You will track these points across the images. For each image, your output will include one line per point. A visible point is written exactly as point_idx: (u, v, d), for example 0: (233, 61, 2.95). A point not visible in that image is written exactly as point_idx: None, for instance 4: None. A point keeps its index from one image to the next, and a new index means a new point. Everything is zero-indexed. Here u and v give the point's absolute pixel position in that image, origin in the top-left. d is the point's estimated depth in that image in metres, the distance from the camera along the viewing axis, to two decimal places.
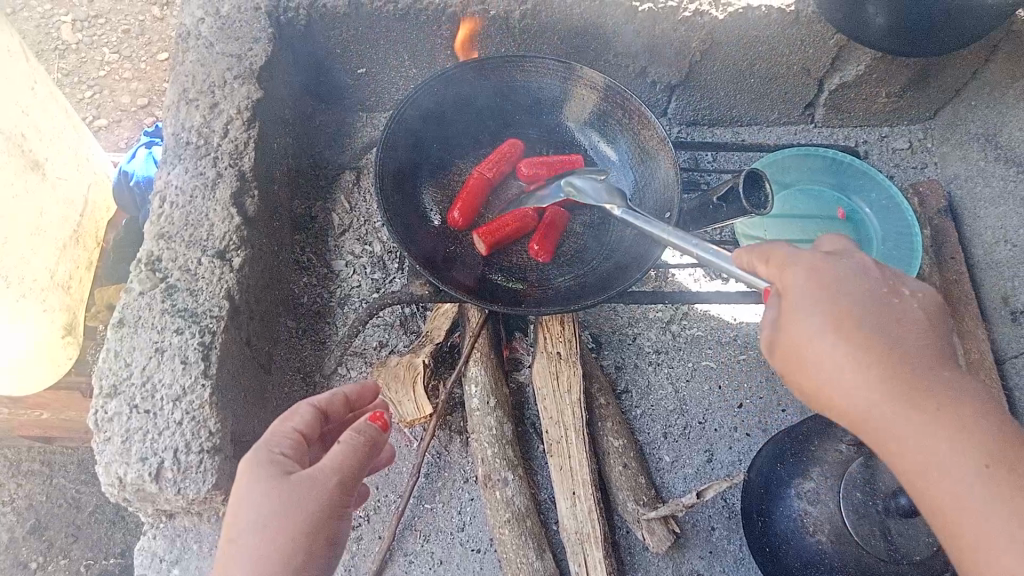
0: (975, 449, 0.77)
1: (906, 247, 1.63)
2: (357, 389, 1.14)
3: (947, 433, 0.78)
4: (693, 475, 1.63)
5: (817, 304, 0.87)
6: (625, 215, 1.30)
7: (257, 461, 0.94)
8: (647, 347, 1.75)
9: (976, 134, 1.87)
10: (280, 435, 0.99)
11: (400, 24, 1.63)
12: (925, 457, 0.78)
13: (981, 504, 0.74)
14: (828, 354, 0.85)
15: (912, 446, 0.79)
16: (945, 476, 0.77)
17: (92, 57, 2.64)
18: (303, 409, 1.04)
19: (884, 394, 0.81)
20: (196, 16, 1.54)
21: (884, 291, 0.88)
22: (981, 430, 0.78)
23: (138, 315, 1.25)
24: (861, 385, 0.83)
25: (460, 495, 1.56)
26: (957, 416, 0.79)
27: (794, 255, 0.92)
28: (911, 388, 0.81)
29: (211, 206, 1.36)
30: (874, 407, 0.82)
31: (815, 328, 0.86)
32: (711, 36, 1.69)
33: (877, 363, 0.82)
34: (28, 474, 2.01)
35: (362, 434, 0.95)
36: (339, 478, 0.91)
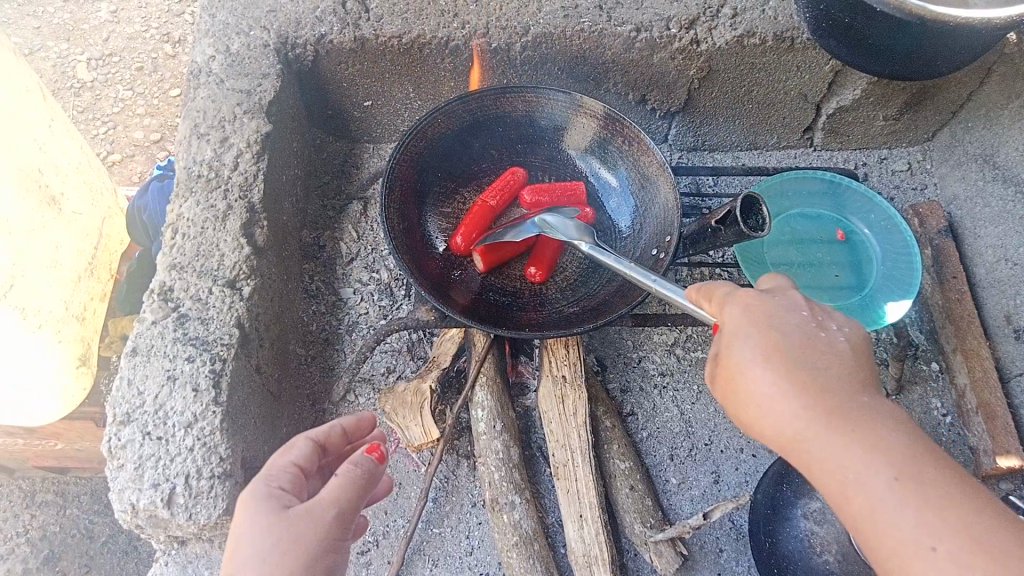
0: (891, 460, 0.79)
1: (906, 267, 1.65)
2: (355, 420, 1.16)
3: (863, 445, 0.81)
4: (699, 496, 1.64)
5: (751, 335, 0.93)
6: (591, 251, 1.34)
7: (256, 494, 0.96)
8: (652, 369, 1.76)
9: (974, 154, 1.89)
10: (277, 469, 1.01)
11: (404, 58, 1.67)
12: (843, 470, 0.81)
13: (897, 516, 0.76)
14: (758, 383, 0.90)
15: (833, 461, 0.82)
16: (863, 487, 0.79)
17: (107, 94, 2.71)
18: (301, 443, 1.06)
19: (809, 413, 0.85)
20: (207, 53, 1.59)
21: (813, 325, 0.94)
22: (896, 443, 0.81)
23: (151, 344, 1.28)
24: (787, 408, 0.87)
25: (468, 520, 1.57)
26: (874, 432, 0.82)
27: (731, 294, 1.00)
28: (832, 408, 0.85)
29: (222, 237, 1.39)
30: (800, 428, 0.86)
31: (747, 358, 0.92)
32: (708, 63, 1.73)
33: (802, 384, 0.87)
34: (42, 504, 2.04)
35: (361, 465, 0.97)
36: (338, 510, 0.93)
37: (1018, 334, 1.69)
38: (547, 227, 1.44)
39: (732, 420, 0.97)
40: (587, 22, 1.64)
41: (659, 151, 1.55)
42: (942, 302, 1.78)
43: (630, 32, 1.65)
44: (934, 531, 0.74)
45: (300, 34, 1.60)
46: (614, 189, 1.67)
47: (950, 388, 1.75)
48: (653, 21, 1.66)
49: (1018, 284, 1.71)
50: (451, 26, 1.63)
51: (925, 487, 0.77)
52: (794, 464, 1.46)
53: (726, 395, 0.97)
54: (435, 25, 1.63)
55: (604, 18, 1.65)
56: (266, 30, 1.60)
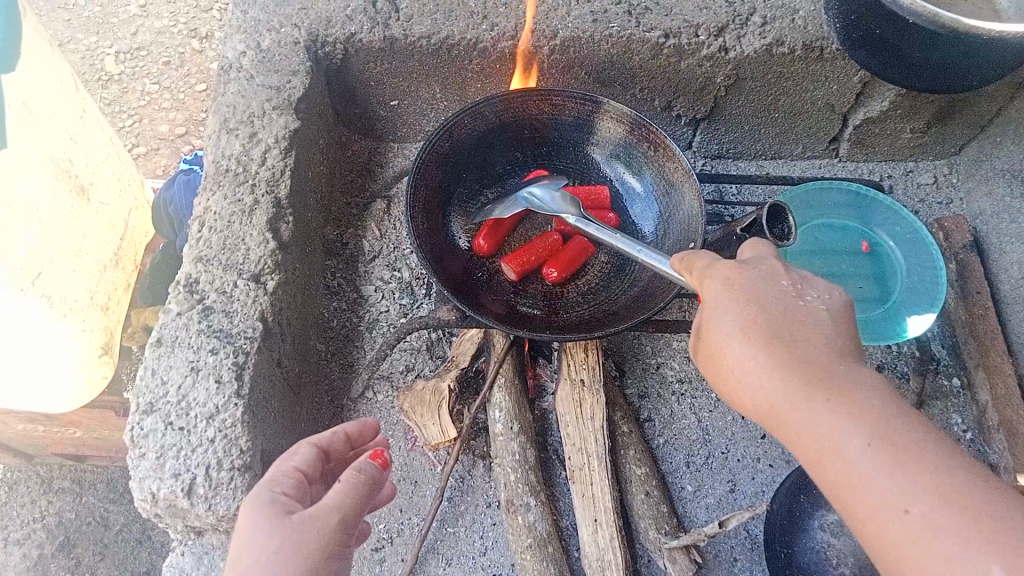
0: (866, 423, 0.82)
1: (930, 282, 1.63)
2: (358, 427, 1.18)
3: (838, 410, 0.84)
4: (715, 505, 1.63)
5: (730, 310, 0.98)
6: (579, 223, 1.45)
7: (259, 500, 0.96)
8: (670, 376, 1.76)
9: (1002, 170, 1.88)
10: (282, 474, 1.02)
11: (432, 59, 1.68)
12: (819, 438, 0.84)
13: (869, 474, 0.79)
14: (739, 358, 0.95)
15: (810, 429, 0.85)
16: (839, 451, 0.82)
17: (133, 88, 2.74)
18: (303, 449, 1.07)
19: (785, 383, 0.89)
20: (238, 49, 1.60)
21: (790, 297, 0.99)
22: (870, 404, 0.84)
23: (176, 335, 1.30)
24: (766, 380, 0.91)
25: (482, 521, 1.57)
26: (848, 397, 0.85)
27: (710, 267, 1.07)
28: (808, 376, 0.88)
29: (248, 231, 1.40)
30: (778, 399, 0.90)
31: (729, 334, 0.97)
32: (736, 71, 1.72)
33: (780, 358, 0.91)
34: (59, 491, 2.06)
35: (364, 471, 0.98)
36: (340, 517, 0.93)
37: None
38: (534, 199, 1.54)
39: (721, 395, 1.01)
40: (616, 27, 1.64)
41: (684, 158, 1.55)
42: (965, 316, 1.77)
43: (658, 38, 1.65)
44: (905, 491, 0.76)
45: (330, 32, 1.61)
46: (638, 194, 1.67)
47: (972, 404, 1.73)
48: (682, 27, 1.65)
49: None
50: (480, 27, 1.64)
51: (897, 448, 0.79)
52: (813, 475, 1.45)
53: (713, 372, 1.02)
54: (464, 26, 1.63)
55: (633, 23, 1.65)
56: (297, 27, 1.62)
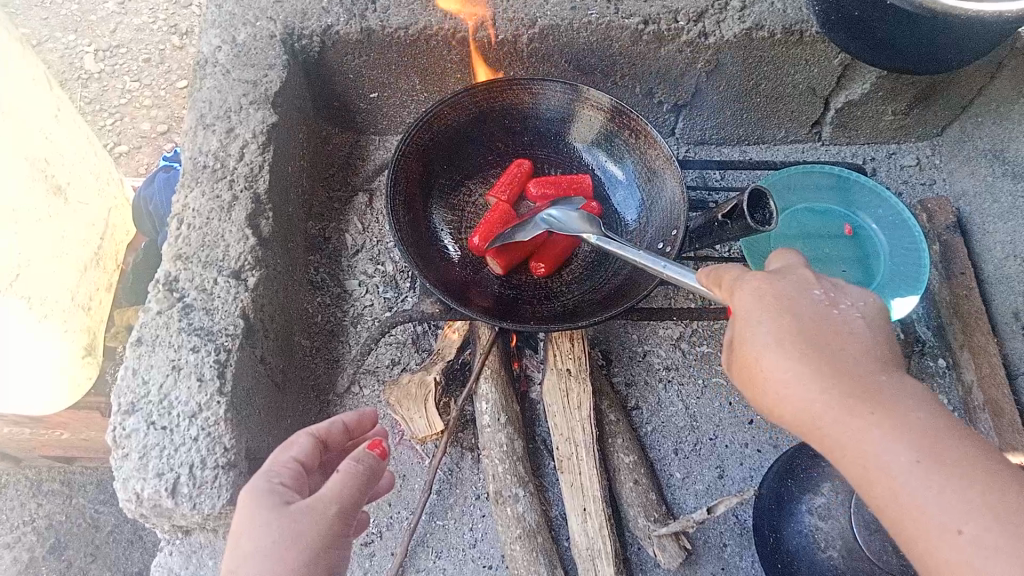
0: (915, 441, 0.81)
1: (914, 263, 1.63)
2: (357, 417, 1.16)
3: (885, 427, 0.83)
4: (703, 491, 1.63)
5: (765, 319, 0.96)
6: (598, 240, 1.36)
7: (258, 490, 0.96)
8: (657, 364, 1.76)
9: (984, 150, 1.88)
10: (280, 464, 1.01)
11: (411, 50, 1.67)
12: (865, 454, 0.83)
13: (920, 494, 0.78)
14: (775, 368, 0.93)
15: (856, 445, 0.84)
16: (886, 469, 0.81)
17: (114, 85, 2.72)
18: (301, 439, 1.06)
19: (826, 395, 0.88)
20: (214, 44, 1.58)
21: (825, 304, 0.97)
22: (917, 421, 0.83)
23: (156, 334, 1.28)
24: (807, 392, 0.89)
25: (472, 513, 1.57)
26: (894, 412, 0.84)
27: (741, 278, 1.02)
28: (851, 389, 0.87)
29: (227, 228, 1.39)
30: (818, 410, 0.88)
31: (765, 344, 0.94)
32: (717, 56, 1.72)
33: (820, 368, 0.90)
34: (49, 493, 2.05)
35: (363, 461, 0.98)
36: (339, 506, 0.92)
37: None
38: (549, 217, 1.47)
39: (750, 401, 0.99)
40: (594, 14, 1.63)
41: (665, 144, 1.54)
42: (949, 297, 1.77)
43: (638, 25, 1.64)
44: (956, 512, 0.76)
45: (307, 25, 1.60)
46: (620, 182, 1.66)
47: (957, 384, 1.73)
48: (661, 13, 1.65)
49: None
50: (458, 17, 1.62)
51: (948, 468, 0.79)
52: (800, 458, 1.45)
53: (742, 377, 0.99)
54: (441, 16, 1.62)
55: (612, 10, 1.64)
56: (273, 20, 1.60)
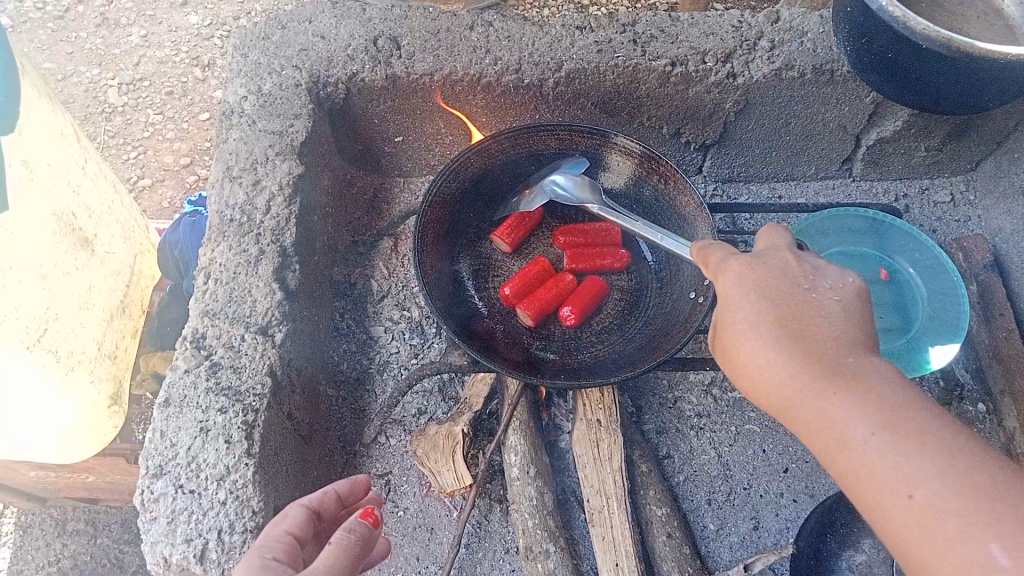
0: (878, 416, 0.85)
1: (953, 309, 1.60)
2: (348, 485, 1.16)
3: (852, 402, 0.87)
4: (739, 543, 1.59)
5: (746, 303, 1.00)
6: (604, 212, 1.52)
7: (250, 566, 0.93)
8: (688, 411, 1.72)
9: (1021, 187, 1.83)
10: (272, 540, 0.99)
11: (436, 95, 1.66)
12: (830, 426, 0.87)
13: (880, 463, 0.82)
14: (754, 350, 0.97)
15: (822, 418, 0.88)
16: (850, 440, 0.85)
17: (137, 119, 2.73)
18: (293, 512, 1.05)
19: (797, 375, 0.92)
20: (239, 94, 1.58)
21: (803, 285, 1.00)
22: (883, 397, 0.86)
23: (184, 395, 1.27)
24: (780, 371, 0.93)
25: (501, 567, 1.54)
26: (859, 389, 0.88)
27: (724, 262, 1.08)
28: (823, 369, 0.91)
29: (254, 282, 1.38)
30: (791, 390, 0.92)
31: (747, 327, 0.99)
32: (746, 96, 1.69)
33: (793, 351, 0.94)
34: (73, 533, 2.03)
35: (354, 532, 0.96)
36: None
37: None
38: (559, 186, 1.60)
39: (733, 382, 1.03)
40: (621, 57, 1.61)
41: (696, 191, 1.52)
42: (988, 339, 1.73)
43: (665, 67, 1.62)
44: (911, 479, 0.79)
45: (332, 72, 1.59)
46: (648, 228, 1.64)
47: (999, 429, 1.69)
48: (688, 55, 1.62)
49: None
50: (483, 62, 1.61)
51: (909, 438, 0.82)
52: (840, 512, 1.41)
53: (726, 360, 1.03)
54: (467, 61, 1.61)
55: (639, 52, 1.62)
56: (299, 69, 1.60)
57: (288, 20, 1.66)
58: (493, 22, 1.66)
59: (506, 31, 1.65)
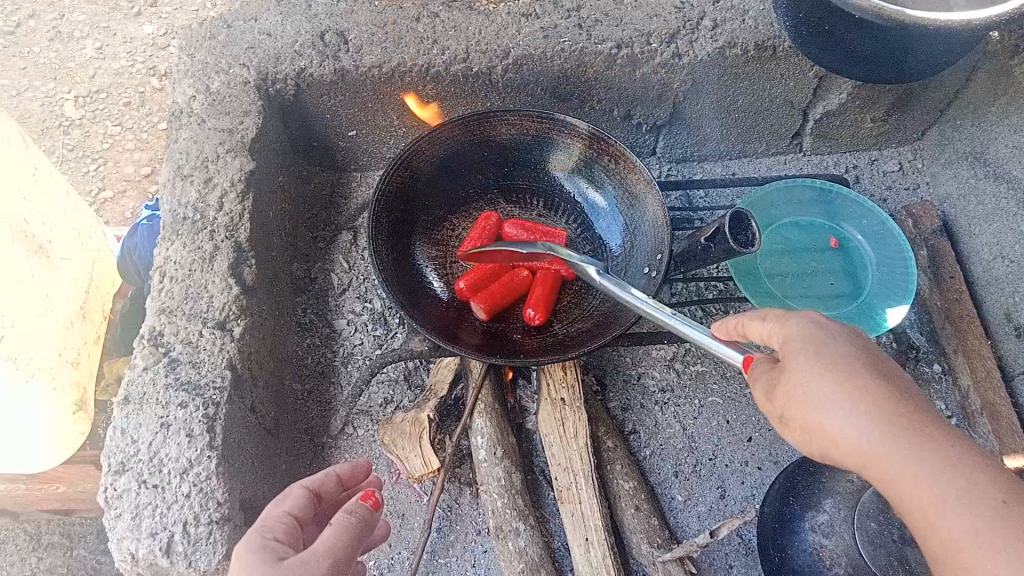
0: (973, 500, 0.80)
1: (901, 270, 1.64)
2: (349, 468, 1.18)
3: (936, 472, 0.83)
4: (706, 512, 1.62)
5: (809, 356, 0.94)
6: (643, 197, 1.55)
7: (251, 548, 0.96)
8: (652, 386, 1.75)
9: (965, 153, 1.88)
10: (273, 521, 1.01)
11: (386, 87, 1.67)
12: (913, 493, 0.83)
13: (974, 536, 0.78)
14: (815, 391, 0.92)
15: (905, 485, 0.84)
16: (939, 513, 0.81)
17: (96, 131, 2.71)
18: (296, 492, 1.07)
19: (879, 439, 0.87)
20: (188, 93, 1.58)
21: (876, 357, 0.95)
22: (968, 475, 0.82)
23: (143, 392, 1.27)
24: (854, 424, 0.88)
25: (474, 548, 1.56)
26: (946, 464, 0.83)
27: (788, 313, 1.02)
28: (906, 435, 0.86)
29: (210, 278, 1.38)
30: (868, 447, 0.87)
31: (809, 370, 0.93)
32: (692, 76, 1.72)
33: (866, 405, 0.89)
34: (48, 547, 1.95)
35: (356, 513, 0.99)
36: (332, 561, 0.92)
37: (1019, 332, 1.68)
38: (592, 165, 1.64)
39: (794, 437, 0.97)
40: (567, 42, 1.64)
41: (646, 168, 1.54)
42: (939, 301, 1.77)
43: (611, 49, 1.64)
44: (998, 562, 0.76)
45: (280, 69, 1.60)
46: (602, 210, 1.67)
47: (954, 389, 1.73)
48: (633, 37, 1.65)
49: (1015, 282, 1.70)
50: (431, 53, 1.62)
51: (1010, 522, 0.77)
52: (800, 476, 1.44)
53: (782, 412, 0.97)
54: (415, 52, 1.62)
55: (584, 36, 1.64)
56: (247, 66, 1.60)
57: (234, 19, 1.67)
58: (439, 13, 1.67)
59: (452, 21, 1.66)
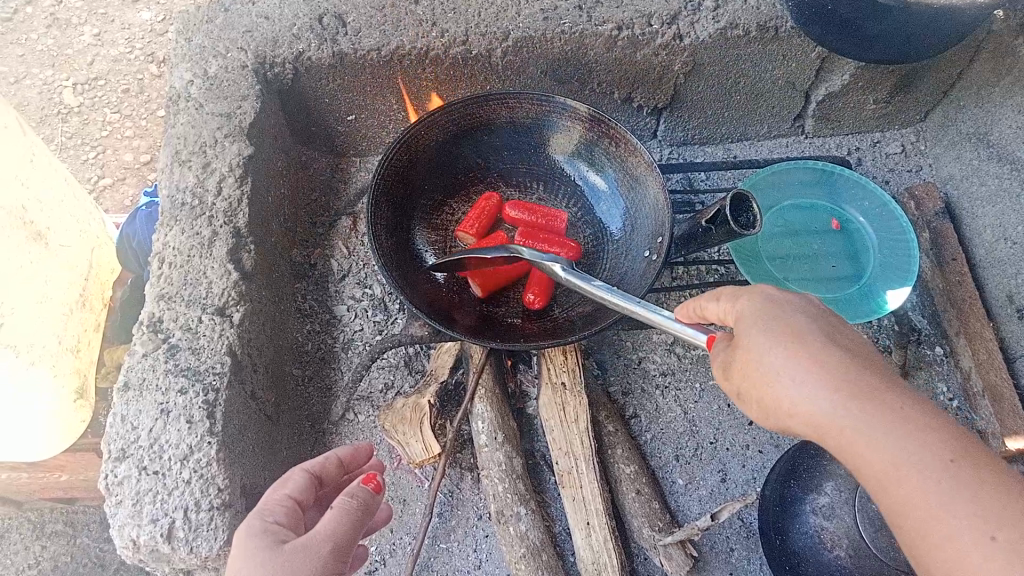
0: (930, 463, 0.79)
1: (903, 252, 1.63)
2: (351, 451, 1.18)
3: (893, 434, 0.82)
4: (707, 495, 1.63)
5: (763, 326, 0.94)
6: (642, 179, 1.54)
7: (252, 530, 0.96)
8: (653, 370, 1.74)
9: (968, 134, 1.86)
10: (274, 503, 1.02)
11: (384, 71, 1.66)
12: (872, 458, 0.83)
13: (936, 499, 0.78)
14: (767, 360, 0.91)
15: (863, 451, 0.83)
16: (897, 476, 0.81)
17: (94, 118, 2.70)
18: (296, 476, 1.07)
19: (832, 404, 0.86)
20: (185, 78, 1.57)
21: (832, 325, 0.94)
22: (924, 436, 0.81)
23: (143, 378, 1.27)
24: (809, 391, 0.87)
25: (475, 533, 1.56)
26: (899, 425, 0.82)
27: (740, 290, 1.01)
28: (860, 400, 0.85)
29: (208, 264, 1.38)
30: (822, 412, 0.86)
31: (762, 341, 0.92)
32: (693, 58, 1.71)
33: (817, 371, 0.88)
34: (53, 534, 1.96)
35: (357, 497, 0.99)
36: (334, 544, 0.92)
37: (1021, 314, 1.67)
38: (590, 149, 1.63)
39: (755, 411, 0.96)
40: (567, 24, 1.62)
41: (646, 152, 1.53)
42: (941, 283, 1.76)
43: (611, 31, 1.63)
44: (957, 521, 0.76)
45: (277, 53, 1.59)
46: (603, 192, 1.66)
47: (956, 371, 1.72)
48: (633, 18, 1.63)
49: (1018, 264, 1.69)
50: (429, 36, 1.61)
51: (965, 482, 0.77)
52: (801, 457, 1.43)
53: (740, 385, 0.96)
54: (413, 35, 1.61)
55: (584, 18, 1.63)
56: (244, 50, 1.59)
57: (230, 3, 1.66)
58: None
59: (450, 3, 1.65)
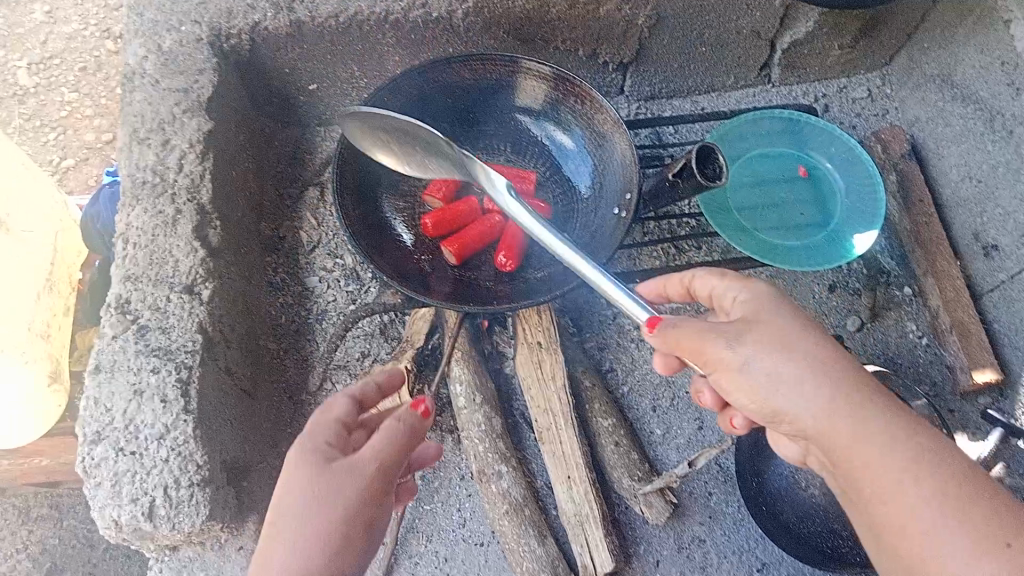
0: (905, 462, 0.83)
1: (870, 197, 1.65)
2: (387, 376, 1.20)
3: (870, 434, 0.85)
4: (684, 444, 1.65)
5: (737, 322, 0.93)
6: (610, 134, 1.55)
7: (301, 454, 0.98)
8: (628, 325, 1.75)
9: (932, 75, 1.87)
10: (322, 427, 1.03)
11: (343, 37, 1.63)
12: (847, 455, 0.85)
13: (913, 497, 0.81)
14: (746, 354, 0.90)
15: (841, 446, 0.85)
16: (873, 473, 0.84)
17: (51, 98, 2.64)
18: (342, 400, 1.08)
19: (811, 403, 0.87)
20: (139, 54, 1.52)
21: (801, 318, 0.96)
22: (898, 438, 0.84)
23: (114, 359, 1.25)
24: (787, 387, 0.88)
25: (457, 493, 1.58)
26: (875, 428, 0.85)
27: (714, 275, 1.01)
28: (838, 400, 0.87)
29: (174, 243, 1.37)
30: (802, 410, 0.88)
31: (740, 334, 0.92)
32: (656, 11, 1.69)
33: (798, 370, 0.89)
34: (39, 519, 1.96)
35: (408, 420, 1.00)
36: (378, 465, 0.95)
37: (987, 251, 1.70)
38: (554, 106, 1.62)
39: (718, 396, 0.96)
40: None
41: (612, 109, 1.53)
42: (909, 225, 1.78)
43: None
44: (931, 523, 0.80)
45: (233, 23, 1.56)
46: (569, 151, 1.65)
47: (925, 310, 1.75)
48: None
49: (983, 202, 1.71)
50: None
51: (938, 487, 0.81)
52: None
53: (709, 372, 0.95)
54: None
55: None
56: (198, 22, 1.56)
57: None
58: None
59: None
